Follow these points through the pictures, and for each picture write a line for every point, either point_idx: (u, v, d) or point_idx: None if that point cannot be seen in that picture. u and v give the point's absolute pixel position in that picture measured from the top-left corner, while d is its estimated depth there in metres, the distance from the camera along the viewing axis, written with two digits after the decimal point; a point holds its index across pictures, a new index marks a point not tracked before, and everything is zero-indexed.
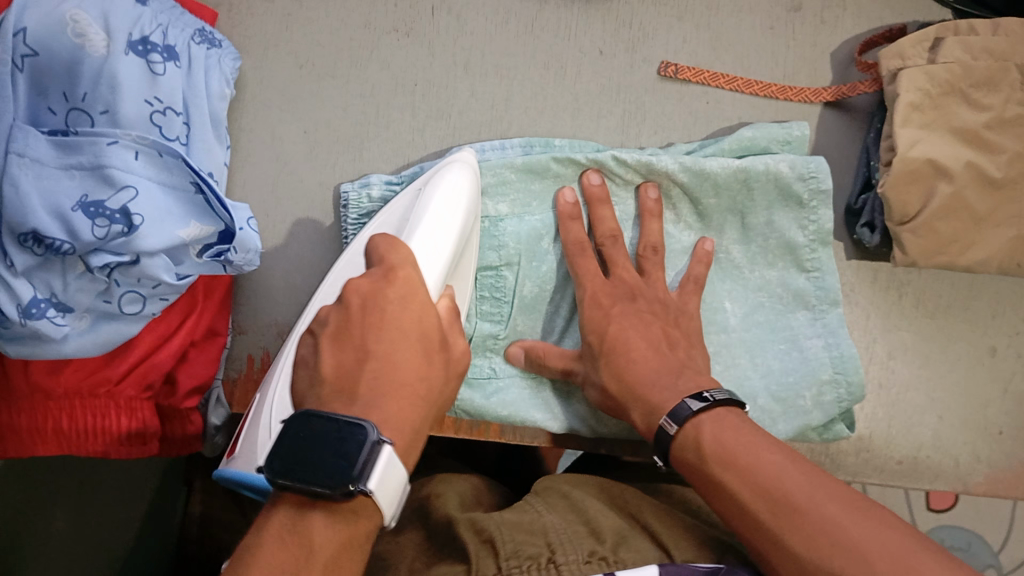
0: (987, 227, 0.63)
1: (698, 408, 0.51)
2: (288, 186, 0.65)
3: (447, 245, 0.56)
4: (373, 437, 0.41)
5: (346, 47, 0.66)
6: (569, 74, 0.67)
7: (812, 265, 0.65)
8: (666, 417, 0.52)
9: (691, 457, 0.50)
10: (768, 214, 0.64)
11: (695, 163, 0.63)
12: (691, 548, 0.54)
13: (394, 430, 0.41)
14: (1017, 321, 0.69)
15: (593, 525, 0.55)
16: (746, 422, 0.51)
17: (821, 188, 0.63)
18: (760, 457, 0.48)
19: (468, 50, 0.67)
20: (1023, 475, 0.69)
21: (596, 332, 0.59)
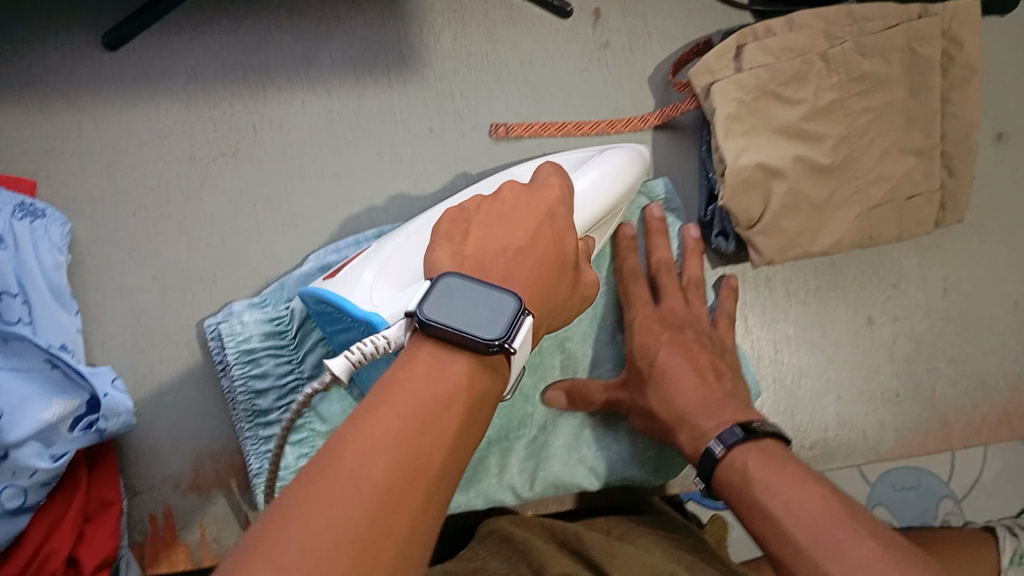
0: (830, 213, 0.65)
1: (744, 436, 0.50)
2: (151, 335, 0.64)
3: (611, 192, 0.59)
4: (470, 362, 0.36)
5: (177, 183, 0.66)
6: (405, 157, 0.68)
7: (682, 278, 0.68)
8: (715, 441, 0.51)
9: (734, 477, 0.49)
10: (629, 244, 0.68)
11: None
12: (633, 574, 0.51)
13: (486, 362, 0.37)
14: (884, 287, 0.72)
15: (536, 565, 0.53)
16: (792, 456, 0.49)
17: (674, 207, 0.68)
18: (807, 494, 0.46)
19: (301, 156, 0.67)
20: (930, 432, 0.71)
21: (647, 357, 0.59)
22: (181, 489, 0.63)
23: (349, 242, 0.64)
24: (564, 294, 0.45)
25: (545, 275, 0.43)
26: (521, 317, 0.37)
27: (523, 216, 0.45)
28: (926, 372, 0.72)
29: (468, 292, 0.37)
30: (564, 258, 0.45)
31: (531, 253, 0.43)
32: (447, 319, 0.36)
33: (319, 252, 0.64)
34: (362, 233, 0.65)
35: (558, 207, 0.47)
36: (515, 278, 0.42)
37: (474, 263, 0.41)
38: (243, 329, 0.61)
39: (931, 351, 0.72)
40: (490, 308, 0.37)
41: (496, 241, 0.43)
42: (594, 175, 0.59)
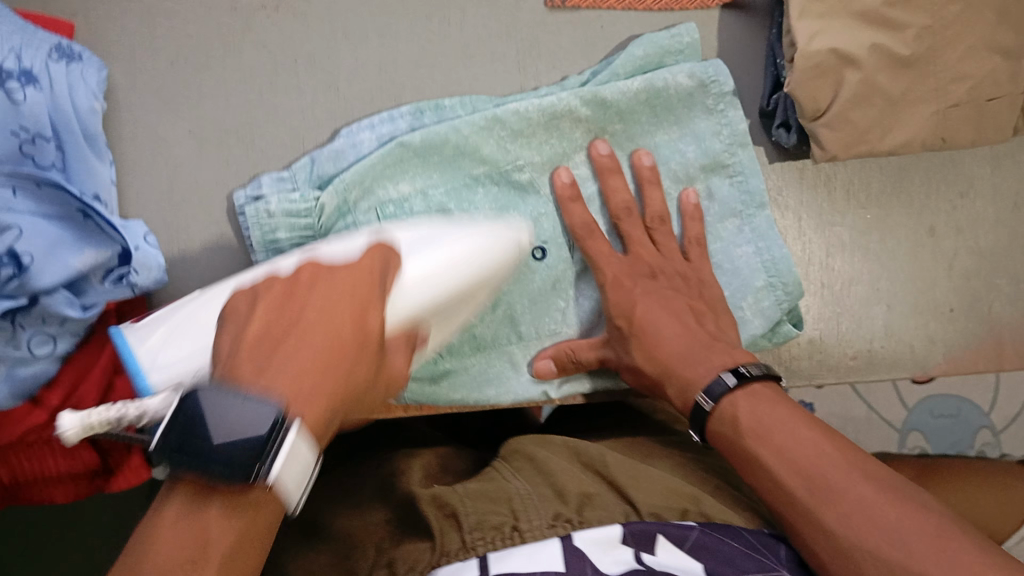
0: (904, 109, 0.61)
1: (736, 386, 0.51)
2: (187, 191, 0.63)
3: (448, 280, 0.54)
4: (224, 501, 0.37)
5: (217, 35, 0.63)
6: (454, 24, 0.65)
7: (734, 167, 0.63)
8: (704, 394, 0.52)
9: (729, 429, 0.51)
10: (680, 130, 0.63)
11: (593, 94, 0.61)
12: (657, 497, 0.54)
13: (249, 500, 0.37)
14: (952, 195, 0.67)
15: (557, 487, 0.54)
16: (783, 398, 0.51)
17: (723, 91, 0.62)
18: (798, 437, 0.48)
19: (344, 16, 0.64)
20: (977, 350, 0.69)
21: (625, 315, 0.59)
22: None
23: (383, 118, 0.63)
24: (368, 368, 0.43)
25: (346, 344, 0.42)
26: (275, 434, 0.36)
27: (331, 290, 0.44)
28: (984, 288, 0.68)
29: (220, 396, 0.37)
30: (366, 338, 0.43)
31: (326, 324, 0.42)
32: (200, 416, 0.36)
33: (352, 128, 0.63)
34: (397, 108, 0.64)
35: (363, 287, 0.46)
36: (296, 342, 0.40)
37: (249, 348, 0.40)
38: (270, 218, 0.60)
39: (993, 267, 0.68)
40: (244, 421, 0.36)
41: (278, 316, 0.42)
42: (425, 263, 0.53)
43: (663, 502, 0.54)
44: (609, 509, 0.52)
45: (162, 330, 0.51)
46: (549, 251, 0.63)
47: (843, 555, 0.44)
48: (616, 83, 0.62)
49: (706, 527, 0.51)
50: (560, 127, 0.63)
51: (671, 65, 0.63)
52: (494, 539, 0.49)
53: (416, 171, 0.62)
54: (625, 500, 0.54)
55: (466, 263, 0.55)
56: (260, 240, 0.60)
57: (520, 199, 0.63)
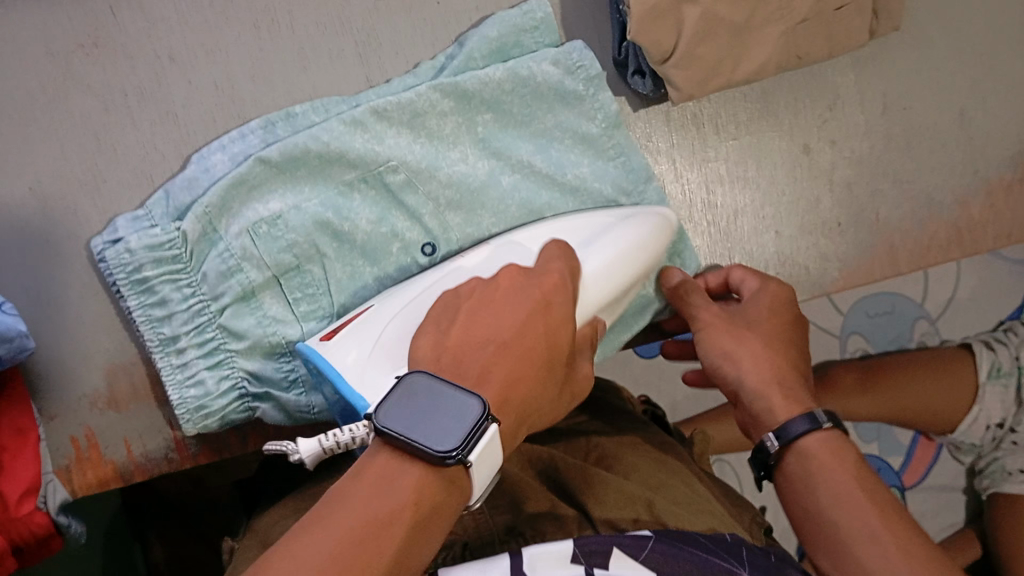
0: (751, 35, 0.60)
1: (826, 425, 0.50)
2: (38, 251, 0.60)
3: (629, 269, 0.57)
4: (426, 470, 0.41)
5: (39, 84, 0.60)
6: (283, 26, 0.62)
7: (615, 150, 0.63)
8: (772, 433, 0.51)
9: (791, 472, 0.51)
10: (552, 116, 0.62)
11: (453, 85, 0.60)
12: (608, 502, 0.55)
13: (446, 475, 0.41)
14: (820, 110, 0.67)
15: (517, 499, 0.56)
16: (850, 452, 0.50)
17: (590, 74, 0.62)
18: (838, 483, 0.49)
19: (167, 39, 0.61)
20: (876, 260, 0.69)
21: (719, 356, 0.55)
22: (98, 407, 0.61)
23: (233, 136, 0.61)
24: (548, 402, 0.49)
25: (531, 384, 0.47)
26: (481, 424, 0.41)
27: (518, 305, 0.49)
28: (868, 196, 0.68)
29: (432, 391, 0.42)
30: (555, 359, 0.49)
31: (525, 345, 0.47)
32: (406, 427, 0.41)
33: (203, 152, 0.60)
34: (246, 124, 0.61)
35: (555, 295, 0.51)
36: (486, 371, 0.46)
37: (455, 349, 0.47)
38: (131, 257, 0.58)
39: (872, 173, 0.68)
40: (454, 414, 0.42)
41: (479, 326, 0.48)
42: (607, 253, 0.57)
43: (616, 505, 0.55)
44: (562, 519, 0.53)
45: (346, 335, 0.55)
46: (438, 248, 0.61)
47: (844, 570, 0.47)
48: (477, 72, 0.61)
49: (662, 536, 0.48)
50: (427, 124, 0.61)
51: (529, 48, 0.62)
52: (444, 557, 0.53)
53: (283, 189, 0.59)
54: (581, 510, 0.55)
55: (642, 249, 0.58)
56: (126, 281, 0.58)
57: (400, 196, 0.60)
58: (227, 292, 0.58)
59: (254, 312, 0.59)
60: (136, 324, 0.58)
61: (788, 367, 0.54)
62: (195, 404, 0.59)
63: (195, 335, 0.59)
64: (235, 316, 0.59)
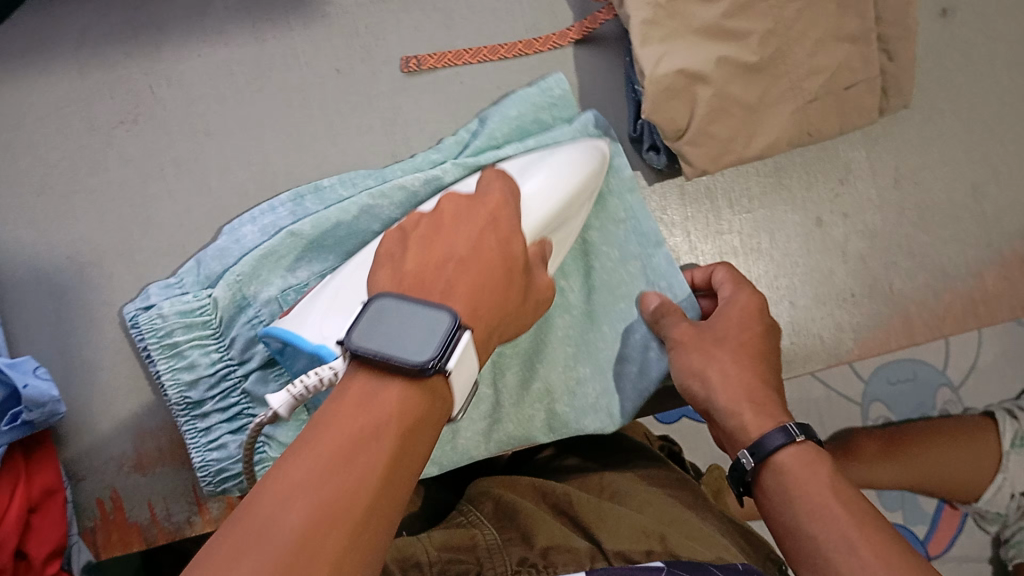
0: (763, 112, 0.62)
1: (800, 437, 0.52)
2: (75, 316, 0.62)
3: (562, 195, 0.56)
4: (403, 384, 0.39)
5: (80, 155, 0.63)
6: (314, 104, 0.65)
7: (626, 215, 0.64)
8: (747, 450, 0.53)
9: (768, 487, 0.52)
10: None
11: (476, 160, 0.62)
12: (621, 536, 0.56)
13: (427, 384, 0.40)
14: (832, 183, 0.69)
15: (525, 530, 0.57)
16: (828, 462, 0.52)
17: (607, 145, 0.63)
18: (813, 494, 0.50)
19: (204, 113, 0.64)
20: (892, 334, 0.68)
21: (698, 376, 0.57)
22: (125, 469, 0.62)
23: (264, 209, 0.63)
24: (519, 293, 0.48)
25: (498, 293, 0.46)
26: (454, 335, 0.40)
27: (464, 225, 0.48)
28: (881, 268, 0.69)
29: (399, 309, 0.40)
30: (513, 264, 0.48)
31: (482, 252, 0.46)
32: (378, 345, 0.39)
33: (235, 223, 0.63)
34: (277, 197, 0.64)
35: (501, 212, 0.50)
36: (451, 280, 0.44)
37: (416, 275, 0.44)
38: (164, 322, 0.59)
39: (885, 245, 0.69)
40: (425, 324, 0.40)
41: (433, 249, 0.46)
42: (542, 180, 0.56)
43: (629, 540, 0.56)
44: (575, 551, 0.55)
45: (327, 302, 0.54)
46: None
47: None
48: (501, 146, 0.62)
49: None
50: None
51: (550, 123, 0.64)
52: None
53: (309, 258, 0.62)
54: (593, 542, 0.56)
55: (571, 167, 0.58)
56: (156, 345, 0.59)
57: None
58: (254, 357, 0.60)
59: (279, 377, 0.61)
60: (164, 386, 0.59)
61: (756, 376, 0.57)
62: (216, 468, 0.60)
63: (219, 400, 0.61)
64: (259, 381, 0.60)
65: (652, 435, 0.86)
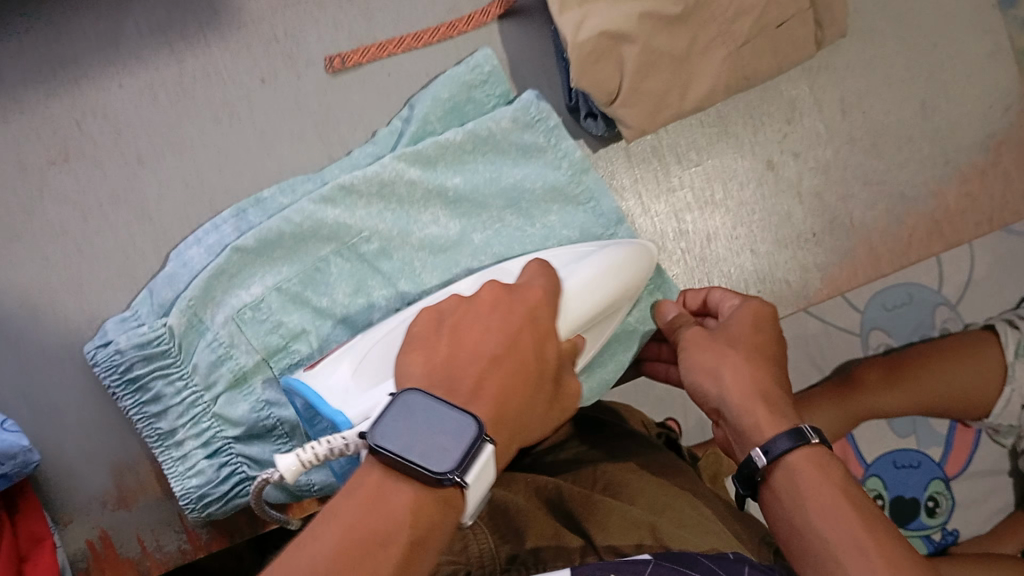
0: (695, 62, 0.61)
1: (812, 440, 0.47)
2: (34, 365, 0.61)
3: (609, 292, 0.57)
4: (418, 492, 0.40)
5: (15, 203, 0.62)
6: (244, 117, 0.64)
7: (584, 195, 0.64)
8: (759, 449, 0.48)
9: (779, 489, 0.47)
10: (517, 170, 0.64)
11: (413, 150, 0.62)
12: (612, 532, 0.54)
13: (442, 494, 0.40)
14: (779, 124, 0.67)
15: (515, 526, 0.55)
16: (835, 460, 0.47)
17: (550, 126, 0.63)
18: (824, 495, 0.45)
19: (135, 141, 0.63)
20: (856, 263, 0.68)
21: (712, 375, 0.52)
22: (108, 507, 0.62)
23: (207, 229, 0.62)
24: (542, 414, 0.49)
25: (523, 402, 0.47)
26: (477, 444, 0.40)
27: (501, 315, 0.49)
28: (839, 202, 0.68)
29: (430, 410, 0.41)
30: (544, 369, 0.49)
31: (517, 354, 0.48)
32: (403, 448, 0.40)
33: (182, 247, 0.62)
34: (218, 215, 0.63)
35: (540, 309, 0.51)
36: (479, 385, 0.45)
37: (447, 369, 0.46)
38: (123, 357, 0.59)
39: (841, 179, 0.68)
40: (452, 432, 0.41)
41: (466, 340, 0.48)
42: (585, 273, 0.56)
43: (619, 533, 0.54)
44: (565, 549, 0.53)
45: (347, 364, 0.54)
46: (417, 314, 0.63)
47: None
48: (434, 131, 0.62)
49: (661, 560, 0.46)
50: (396, 193, 0.62)
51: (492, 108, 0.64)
52: None
53: (261, 271, 0.61)
54: (587, 540, 0.54)
55: (622, 268, 0.58)
56: (119, 381, 0.59)
57: (376, 263, 0.62)
58: (220, 380, 0.60)
59: (247, 396, 0.61)
60: (136, 421, 0.59)
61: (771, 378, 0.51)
62: (197, 493, 0.60)
63: (192, 427, 0.60)
64: (229, 403, 0.60)
65: (650, 422, 0.82)
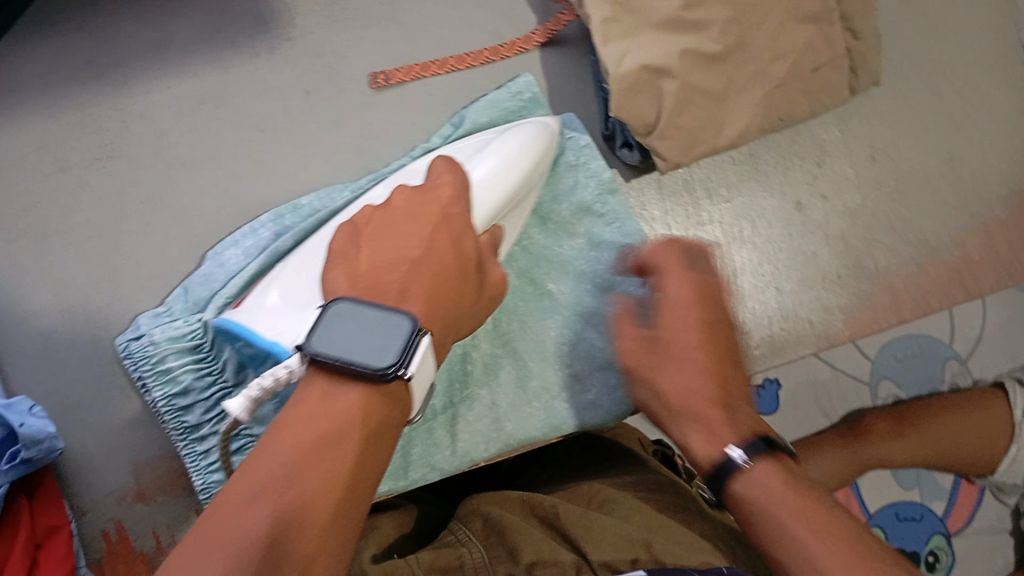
0: (731, 100, 0.62)
1: (780, 453, 0.44)
2: (64, 357, 0.62)
3: (512, 173, 0.57)
4: (362, 389, 0.37)
5: (58, 197, 0.63)
6: (283, 127, 0.65)
7: (610, 215, 0.66)
8: (711, 451, 0.48)
9: (750, 500, 0.45)
10: (548, 187, 0.66)
11: None
12: (607, 538, 0.49)
13: (385, 391, 0.38)
14: (809, 166, 0.69)
15: (510, 540, 0.50)
16: (798, 462, 0.46)
17: (581, 144, 0.66)
18: (800, 500, 0.43)
19: (176, 145, 0.64)
20: (880, 308, 0.69)
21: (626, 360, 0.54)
22: (126, 501, 0.63)
23: (245, 231, 0.63)
24: (473, 288, 0.45)
25: (452, 290, 0.44)
26: (415, 338, 0.37)
27: (414, 221, 0.45)
28: (863, 246, 0.69)
29: (357, 313, 0.37)
30: (466, 262, 0.45)
31: (436, 246, 0.44)
32: (340, 350, 0.36)
33: (218, 248, 0.63)
34: (257, 219, 0.64)
35: (454, 204, 0.46)
36: (404, 285, 0.41)
37: (368, 277, 0.41)
38: (155, 350, 0.60)
39: (866, 223, 0.69)
40: (383, 332, 0.37)
41: (385, 247, 0.43)
42: (492, 162, 0.56)
43: (616, 554, 0.47)
44: (558, 566, 0.46)
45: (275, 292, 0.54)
46: None
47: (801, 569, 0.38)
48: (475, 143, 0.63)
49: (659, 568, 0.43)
50: None
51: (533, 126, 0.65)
52: None
53: None
54: (578, 557, 0.47)
55: (528, 153, 0.59)
56: (150, 373, 0.60)
57: None
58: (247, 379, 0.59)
59: None
60: (161, 413, 0.60)
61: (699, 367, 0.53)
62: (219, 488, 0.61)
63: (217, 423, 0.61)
64: None
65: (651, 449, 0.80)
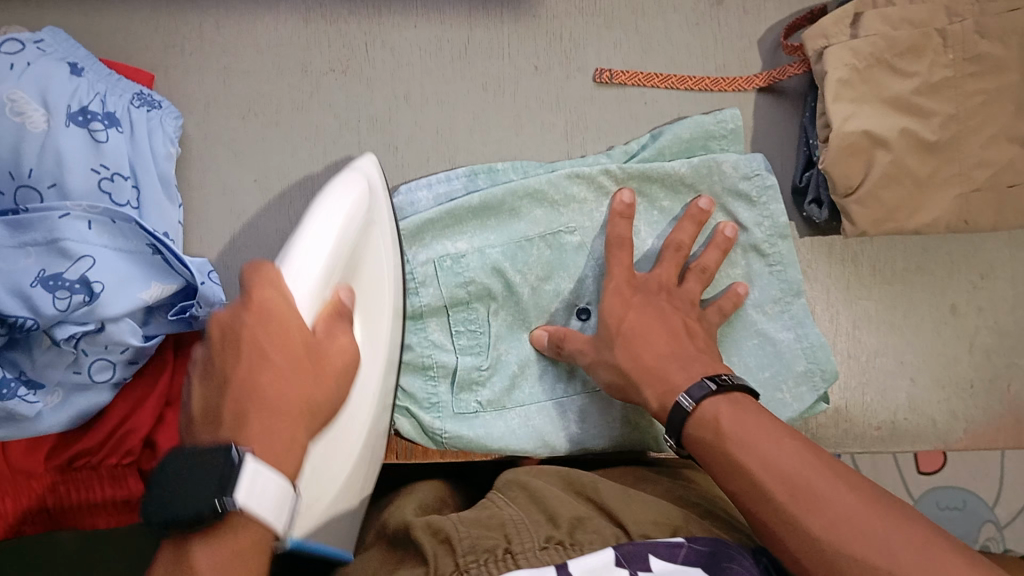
0: (930, 191, 0.64)
1: (714, 388, 0.51)
2: (247, 238, 0.65)
3: (330, 255, 0.50)
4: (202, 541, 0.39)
5: (286, 94, 0.66)
6: (507, 93, 0.68)
7: (774, 258, 0.66)
8: (684, 394, 0.52)
9: (702, 430, 0.51)
10: (724, 215, 0.66)
11: (640, 169, 0.65)
12: (647, 524, 0.52)
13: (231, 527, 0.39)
14: (972, 277, 0.71)
15: (551, 511, 0.52)
16: (761, 408, 0.51)
17: (766, 184, 0.66)
18: (755, 429, 0.48)
19: (408, 80, 0.67)
20: (1001, 429, 0.72)
21: (615, 316, 0.59)
22: None
23: (440, 178, 0.66)
24: (323, 384, 0.46)
25: (302, 384, 0.45)
26: (235, 463, 0.39)
27: (269, 343, 0.44)
28: (1004, 365, 0.71)
29: (178, 456, 0.39)
30: (304, 352, 0.45)
31: (275, 348, 0.44)
32: (167, 499, 0.38)
33: (410, 184, 0.65)
34: (454, 168, 0.67)
35: (273, 299, 0.45)
36: (241, 411, 0.43)
37: (203, 419, 0.43)
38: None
39: (1012, 345, 0.71)
40: (200, 465, 0.39)
41: (214, 385, 0.44)
42: (297, 255, 0.49)
43: (654, 518, 0.52)
44: (601, 532, 0.51)
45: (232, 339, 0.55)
46: (592, 314, 0.65)
47: (813, 551, 0.44)
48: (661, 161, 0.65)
49: (692, 542, 0.49)
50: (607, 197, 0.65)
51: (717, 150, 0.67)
52: (488, 562, 0.47)
53: (473, 230, 0.64)
54: (617, 525, 0.52)
55: (338, 212, 0.52)
56: None
57: (570, 258, 0.65)
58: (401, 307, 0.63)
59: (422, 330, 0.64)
60: None
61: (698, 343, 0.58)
62: None
63: None
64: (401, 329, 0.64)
65: None
